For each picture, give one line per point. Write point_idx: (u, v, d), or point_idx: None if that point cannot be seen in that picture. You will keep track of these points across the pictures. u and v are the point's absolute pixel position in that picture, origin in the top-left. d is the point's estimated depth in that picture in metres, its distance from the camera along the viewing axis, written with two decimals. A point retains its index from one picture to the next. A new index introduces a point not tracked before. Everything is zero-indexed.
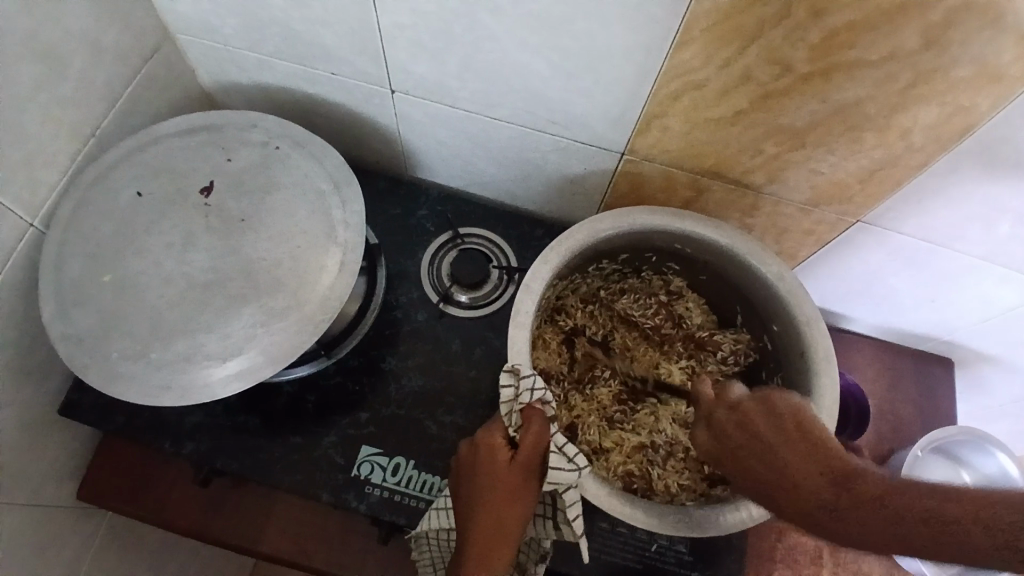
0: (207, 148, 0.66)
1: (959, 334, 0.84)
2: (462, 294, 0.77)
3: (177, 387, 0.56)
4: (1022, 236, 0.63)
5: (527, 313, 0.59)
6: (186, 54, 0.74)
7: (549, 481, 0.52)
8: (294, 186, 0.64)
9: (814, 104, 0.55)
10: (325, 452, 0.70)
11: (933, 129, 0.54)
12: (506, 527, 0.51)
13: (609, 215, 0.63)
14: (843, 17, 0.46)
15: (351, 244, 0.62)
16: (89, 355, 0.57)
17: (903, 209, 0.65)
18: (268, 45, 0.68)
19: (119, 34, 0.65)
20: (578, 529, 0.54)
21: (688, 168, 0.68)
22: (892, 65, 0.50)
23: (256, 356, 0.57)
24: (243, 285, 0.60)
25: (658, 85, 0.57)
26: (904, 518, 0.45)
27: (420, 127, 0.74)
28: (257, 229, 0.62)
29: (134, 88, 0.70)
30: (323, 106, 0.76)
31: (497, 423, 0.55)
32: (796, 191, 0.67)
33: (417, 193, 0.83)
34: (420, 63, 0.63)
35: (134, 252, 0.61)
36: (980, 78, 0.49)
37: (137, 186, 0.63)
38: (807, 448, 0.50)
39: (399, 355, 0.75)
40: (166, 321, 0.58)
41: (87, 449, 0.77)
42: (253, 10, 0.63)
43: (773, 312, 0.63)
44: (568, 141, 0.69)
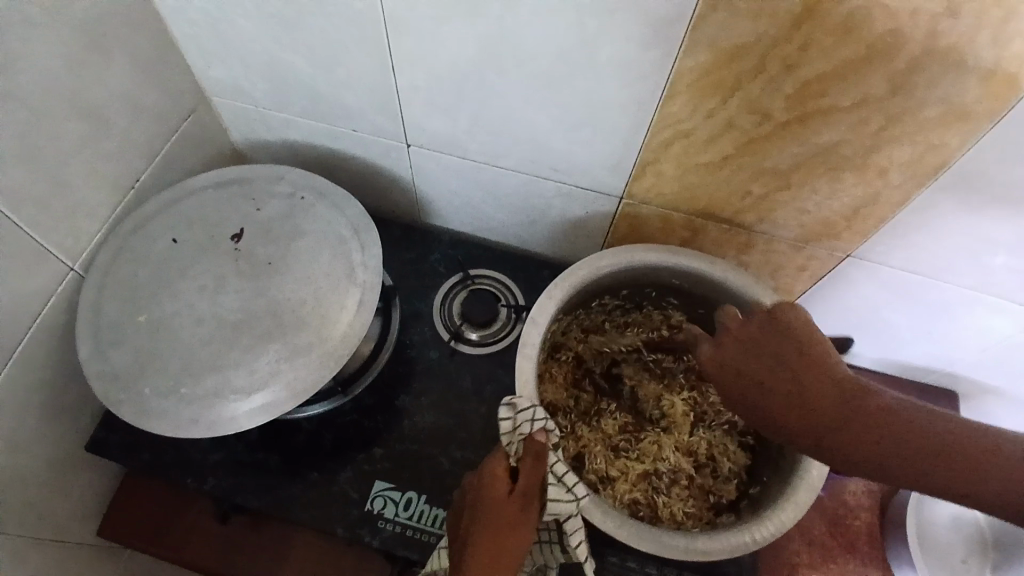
0: (237, 199, 0.72)
1: (960, 366, 0.86)
2: (473, 332, 0.81)
3: (204, 421, 0.59)
4: (1008, 266, 0.65)
5: (534, 345, 0.63)
6: (219, 115, 0.81)
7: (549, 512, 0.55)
8: (316, 232, 0.69)
9: (795, 147, 0.59)
10: (340, 487, 0.72)
11: (908, 166, 0.58)
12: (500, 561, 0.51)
13: (609, 253, 0.67)
14: (813, 69, 0.51)
15: (369, 284, 0.66)
16: (123, 390, 0.61)
17: (889, 243, 0.68)
18: (295, 106, 0.74)
19: (161, 98, 0.72)
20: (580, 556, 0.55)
21: (683, 210, 0.72)
22: (863, 110, 0.54)
23: (278, 390, 0.60)
24: (269, 325, 0.64)
25: (651, 134, 0.62)
26: (922, 454, 0.44)
27: (433, 177, 0.80)
28: (282, 272, 0.67)
29: (171, 146, 0.76)
30: (342, 160, 0.82)
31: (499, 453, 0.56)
32: (787, 229, 0.70)
33: (429, 238, 0.88)
34: (432, 118, 0.69)
35: (169, 294, 0.65)
36: (947, 118, 0.53)
37: (173, 235, 0.69)
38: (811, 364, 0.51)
39: (413, 392, 0.78)
40: (196, 358, 0.62)
41: (111, 486, 0.80)
42: (283, 75, 0.70)
43: None
44: (570, 187, 0.74)
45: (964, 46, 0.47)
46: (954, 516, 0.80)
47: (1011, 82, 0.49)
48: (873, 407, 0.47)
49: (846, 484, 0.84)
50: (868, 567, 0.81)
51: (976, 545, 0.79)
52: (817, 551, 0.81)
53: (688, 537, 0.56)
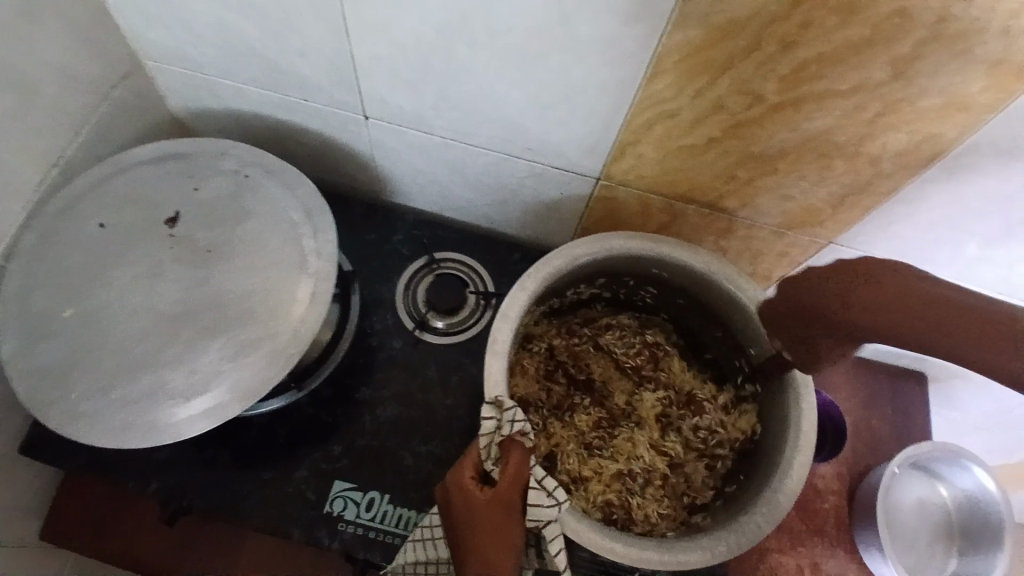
0: (174, 176, 0.64)
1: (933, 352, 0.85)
2: (439, 320, 0.76)
3: (139, 428, 0.54)
4: (988, 257, 0.64)
5: (504, 341, 0.57)
6: (156, 81, 0.72)
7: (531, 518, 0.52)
8: (264, 215, 0.63)
9: (785, 133, 0.55)
10: (297, 487, 0.68)
11: (901, 155, 0.55)
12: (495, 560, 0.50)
13: (585, 241, 0.62)
14: (812, 50, 0.47)
15: (323, 273, 0.60)
16: (52, 393, 0.55)
17: (872, 232, 0.65)
18: (240, 72, 0.66)
19: (87, 62, 0.63)
20: (562, 564, 0.52)
21: (663, 194, 0.68)
22: (860, 96, 0.50)
23: (224, 393, 0.55)
24: (212, 320, 0.58)
25: (633, 114, 0.57)
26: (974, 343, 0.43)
27: (394, 153, 0.73)
28: (226, 259, 0.60)
29: (101, 115, 0.68)
30: (296, 133, 0.75)
31: (471, 458, 0.53)
32: (769, 216, 0.67)
33: (392, 218, 0.82)
34: (392, 91, 0.63)
35: (99, 285, 0.59)
36: (948, 107, 0.49)
37: (101, 217, 0.61)
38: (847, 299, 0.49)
39: (374, 384, 0.73)
40: (131, 357, 0.56)
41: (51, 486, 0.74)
42: (225, 38, 0.62)
43: (750, 336, 0.62)
44: (544, 167, 0.68)
45: (976, 33, 0.43)
46: (920, 500, 0.82)
47: (1018, 73, 0.45)
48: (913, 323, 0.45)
49: (815, 469, 0.84)
50: (835, 550, 0.81)
51: (941, 532, 0.81)
52: (787, 535, 0.81)
53: (661, 545, 0.53)
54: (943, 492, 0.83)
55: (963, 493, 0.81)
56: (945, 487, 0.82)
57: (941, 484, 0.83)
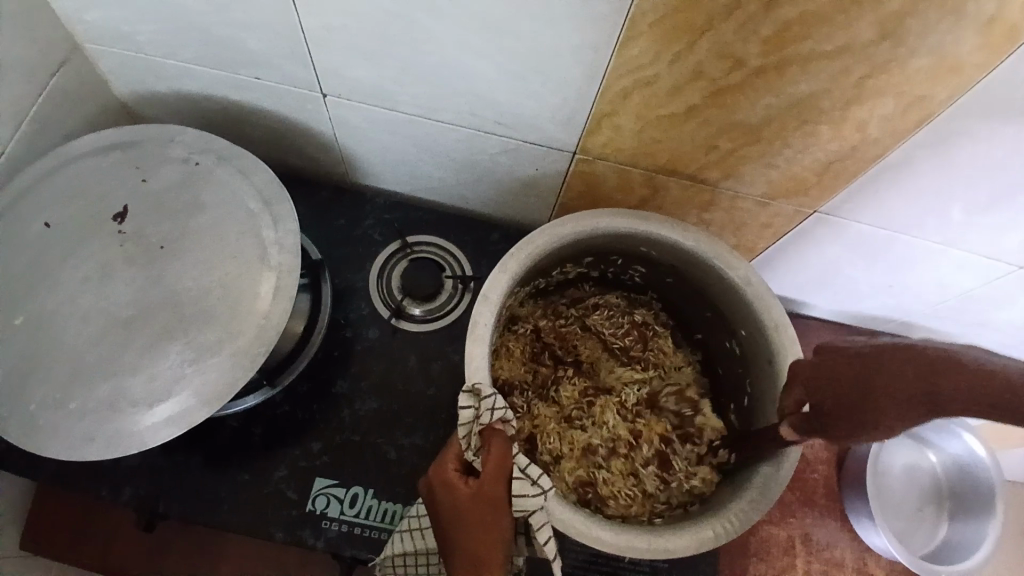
0: (121, 168, 0.60)
1: (917, 316, 0.85)
2: (416, 307, 0.73)
3: (101, 438, 0.51)
4: (977, 223, 0.62)
5: (485, 326, 0.54)
6: (98, 65, 0.67)
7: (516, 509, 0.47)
8: (220, 205, 0.59)
9: (769, 99, 0.53)
10: (277, 487, 0.66)
11: (890, 119, 0.53)
12: (483, 556, 0.46)
13: (570, 220, 0.59)
14: (796, 9, 0.44)
15: (286, 265, 0.57)
16: (5, 405, 0.52)
17: (859, 200, 0.63)
18: (185, 50, 0.62)
19: (18, 47, 0.59)
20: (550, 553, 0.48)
21: (642, 166, 0.65)
22: (848, 58, 0.47)
23: (187, 398, 0.52)
24: (169, 321, 0.55)
25: (608, 83, 0.54)
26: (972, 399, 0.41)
27: (359, 133, 0.70)
28: (182, 256, 0.57)
29: (41, 106, 0.63)
30: (253, 115, 0.71)
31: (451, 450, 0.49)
32: (753, 185, 0.64)
33: (362, 202, 0.79)
34: (350, 64, 0.59)
35: (47, 288, 0.55)
36: (939, 67, 0.47)
37: (46, 216, 0.57)
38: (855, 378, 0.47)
39: (351, 377, 0.71)
40: (85, 365, 0.53)
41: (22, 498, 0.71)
42: (167, 16, 0.57)
43: (740, 316, 0.60)
44: (517, 142, 0.65)
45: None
46: (908, 466, 0.82)
47: (1013, 29, 0.43)
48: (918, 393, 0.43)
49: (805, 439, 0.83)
50: (825, 519, 0.81)
51: (932, 498, 0.81)
52: (778, 507, 0.80)
53: (648, 531, 0.51)
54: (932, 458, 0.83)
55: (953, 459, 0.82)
56: (933, 452, 0.83)
57: (929, 449, 0.83)
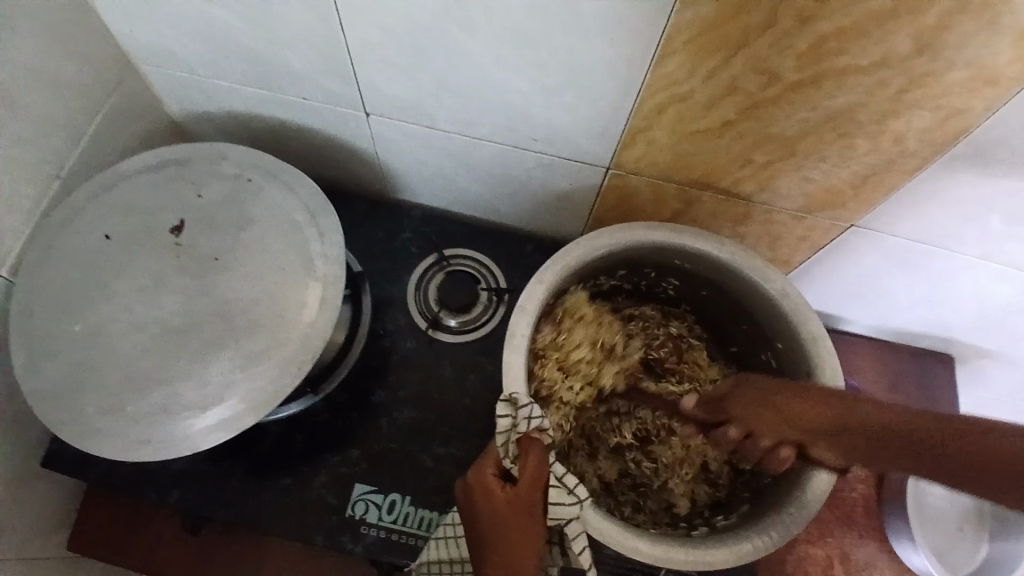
0: (176, 184, 0.63)
1: (957, 330, 0.83)
2: (452, 318, 0.75)
3: (155, 442, 0.53)
4: (1020, 236, 0.61)
5: (523, 336, 0.55)
6: (151, 85, 0.71)
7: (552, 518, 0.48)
8: (268, 219, 0.61)
9: (804, 113, 0.53)
10: (317, 493, 0.68)
11: (928, 132, 0.53)
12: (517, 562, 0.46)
13: (606, 231, 0.59)
14: (832, 23, 0.45)
15: (331, 277, 0.59)
16: (64, 410, 0.54)
17: (897, 211, 0.63)
18: (235, 71, 0.65)
19: (79, 68, 0.62)
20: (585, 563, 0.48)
21: (676, 180, 0.66)
22: (885, 71, 0.48)
23: (238, 404, 0.54)
24: (218, 330, 0.57)
25: (643, 98, 0.55)
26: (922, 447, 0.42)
27: (399, 149, 0.72)
28: (231, 267, 0.59)
29: (99, 124, 0.67)
30: (296, 131, 0.74)
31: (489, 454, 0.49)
32: (789, 199, 0.65)
33: (399, 215, 0.81)
34: (391, 82, 0.61)
35: (105, 297, 0.58)
36: (977, 80, 0.47)
37: (105, 228, 0.61)
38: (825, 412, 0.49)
39: (389, 387, 0.72)
40: (140, 371, 0.55)
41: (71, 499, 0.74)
42: (219, 37, 0.61)
43: (778, 329, 0.60)
44: (552, 157, 0.67)
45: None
46: None
47: None
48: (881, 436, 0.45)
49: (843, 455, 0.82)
50: (864, 539, 0.79)
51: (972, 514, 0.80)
52: (816, 526, 0.79)
53: (687, 544, 0.50)
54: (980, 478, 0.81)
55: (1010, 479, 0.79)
56: None
57: None
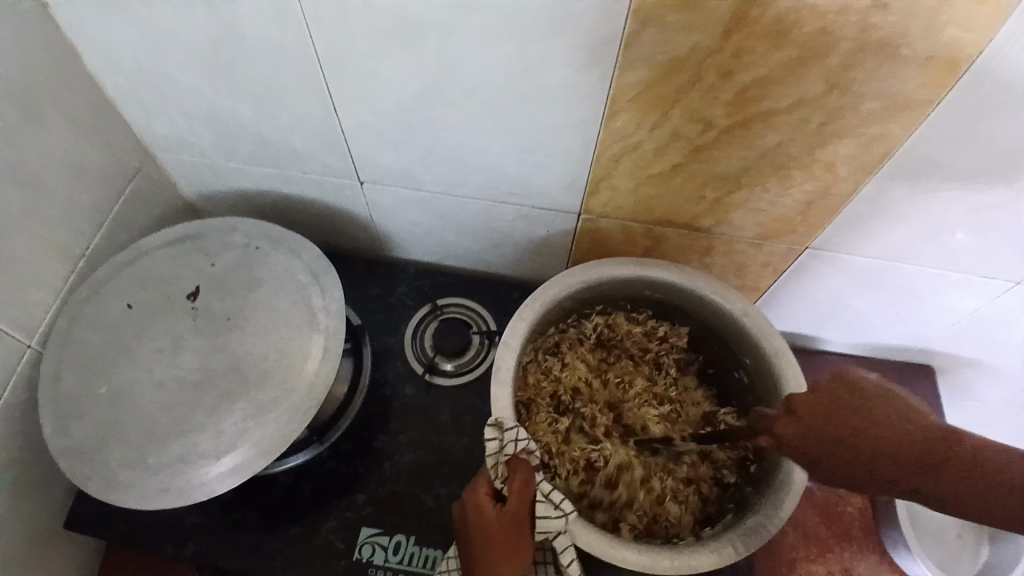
0: (190, 255, 0.70)
1: (932, 342, 0.87)
2: (448, 362, 0.80)
3: (174, 489, 0.57)
4: (969, 244, 0.67)
5: (508, 368, 0.60)
6: (166, 170, 0.79)
7: (539, 531, 0.52)
8: (274, 281, 0.68)
9: (741, 151, 0.60)
10: (326, 538, 0.71)
11: (856, 158, 0.59)
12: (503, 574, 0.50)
13: (579, 269, 0.66)
14: (749, 75, 0.52)
15: (332, 329, 0.65)
16: (88, 465, 0.59)
17: (846, 232, 0.69)
18: (242, 154, 0.73)
19: (102, 158, 0.70)
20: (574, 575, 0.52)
21: (642, 221, 0.72)
22: (804, 110, 0.54)
23: (248, 450, 0.59)
24: (231, 382, 0.62)
25: (600, 150, 0.62)
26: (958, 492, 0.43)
27: (391, 211, 0.79)
28: (241, 325, 0.65)
29: (120, 207, 0.74)
30: (297, 203, 0.81)
31: (481, 476, 0.53)
32: (745, 229, 0.71)
33: (395, 271, 0.87)
34: (379, 153, 0.69)
35: (127, 360, 0.64)
36: (891, 106, 0.53)
37: (127, 298, 0.67)
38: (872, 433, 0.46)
39: (391, 432, 0.76)
40: (161, 425, 0.60)
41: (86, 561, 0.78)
42: (224, 124, 0.69)
43: (743, 345, 0.66)
44: (528, 209, 0.73)
45: (901, 35, 0.47)
46: None
47: (951, 64, 0.49)
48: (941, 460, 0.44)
49: None
50: (865, 553, 0.81)
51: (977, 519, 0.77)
52: (814, 543, 0.81)
53: (671, 550, 0.54)
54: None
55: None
56: None
57: None
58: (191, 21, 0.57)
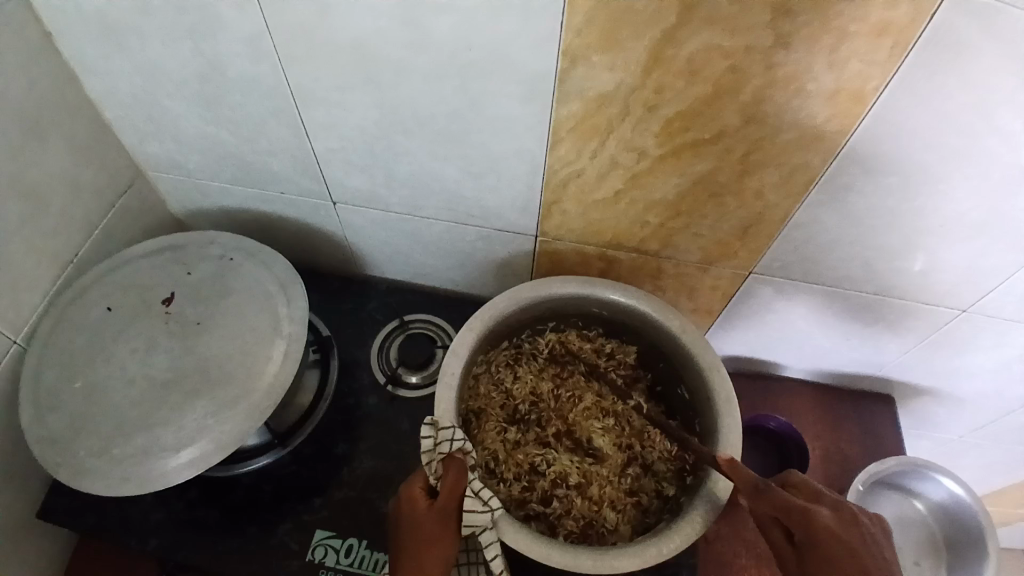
0: (171, 264, 0.75)
1: (888, 369, 0.89)
2: (412, 374, 0.83)
3: (134, 478, 0.61)
4: (904, 269, 0.71)
5: (454, 374, 0.65)
6: (157, 187, 0.85)
7: (466, 525, 0.56)
8: (245, 290, 0.73)
9: (676, 179, 0.64)
10: (281, 539, 0.74)
11: (781, 187, 0.63)
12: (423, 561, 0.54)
13: (528, 285, 0.70)
14: (671, 108, 0.57)
15: (295, 335, 0.69)
16: (58, 454, 0.63)
17: (785, 257, 0.73)
18: (225, 174, 0.79)
19: (97, 173, 0.76)
20: (496, 569, 0.57)
21: (595, 244, 0.76)
22: (726, 141, 0.59)
23: (207, 444, 0.62)
24: (197, 381, 0.66)
25: (547, 176, 0.67)
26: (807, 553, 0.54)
27: (363, 231, 0.84)
28: (211, 330, 0.70)
29: (110, 219, 0.80)
30: (277, 221, 0.86)
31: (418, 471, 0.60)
32: (690, 253, 0.75)
33: (368, 288, 0.92)
34: (348, 176, 0.74)
35: (103, 358, 0.68)
36: (806, 138, 0.57)
37: (107, 302, 0.72)
38: (798, 518, 0.55)
39: (352, 439, 0.80)
40: (130, 418, 0.64)
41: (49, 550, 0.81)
42: (207, 146, 0.75)
43: (684, 363, 0.70)
44: (488, 230, 0.78)
45: (804, 74, 0.52)
46: (899, 517, 0.84)
47: (856, 98, 0.53)
48: (825, 532, 0.54)
49: None
50: None
51: (933, 540, 0.83)
52: None
53: (595, 551, 0.58)
54: (929, 496, 0.83)
55: (896, 461, 0.81)
56: (920, 500, 0.84)
57: (914, 498, 0.85)
58: (177, 54, 0.63)
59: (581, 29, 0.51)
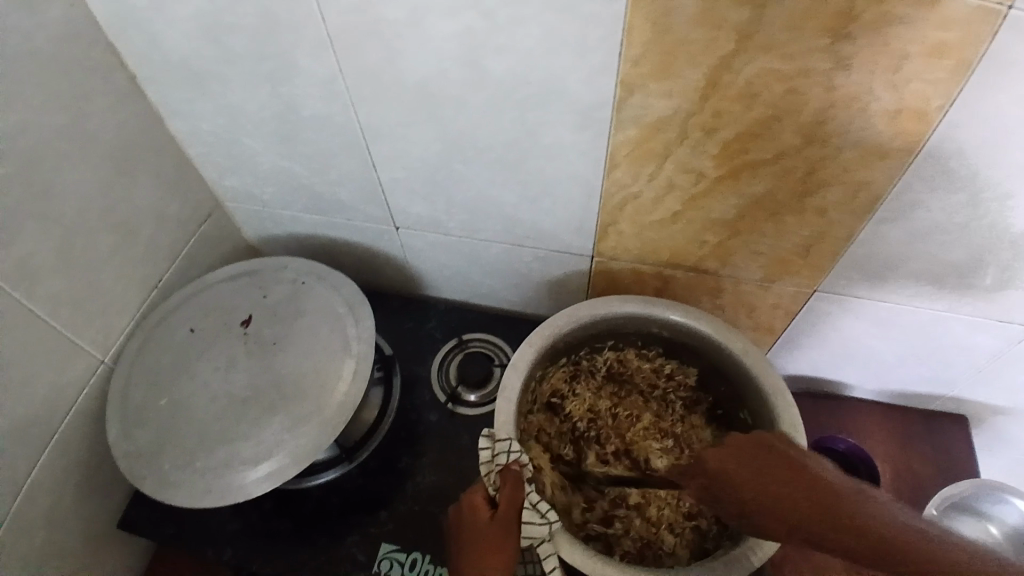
0: (247, 287, 0.80)
1: (960, 387, 0.85)
2: (470, 393, 0.86)
3: (216, 489, 0.65)
4: (975, 284, 0.68)
5: (513, 388, 0.66)
6: (234, 217, 0.91)
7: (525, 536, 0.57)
8: (317, 311, 0.77)
9: (734, 199, 0.65)
10: (348, 550, 0.76)
11: (844, 205, 0.63)
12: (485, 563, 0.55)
13: (587, 303, 0.72)
14: (729, 131, 0.58)
15: (362, 354, 0.72)
16: (145, 466, 0.67)
17: (847, 275, 0.71)
18: (297, 205, 0.84)
19: (180, 206, 0.82)
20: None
21: (651, 263, 0.77)
22: (786, 161, 0.59)
23: (283, 458, 0.66)
24: (275, 396, 0.70)
25: (604, 199, 0.69)
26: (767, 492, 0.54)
27: (423, 254, 0.87)
28: (285, 350, 0.74)
29: (191, 247, 0.86)
30: (343, 245, 0.91)
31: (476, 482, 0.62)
32: (749, 271, 0.75)
33: (428, 308, 0.95)
34: (411, 203, 0.77)
35: (187, 376, 0.73)
36: (868, 156, 0.57)
37: (190, 324, 0.77)
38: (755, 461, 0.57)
39: (414, 454, 0.82)
40: (212, 431, 0.69)
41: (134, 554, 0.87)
42: (282, 178, 0.79)
43: (747, 386, 0.69)
44: (544, 251, 0.80)
45: (865, 94, 0.52)
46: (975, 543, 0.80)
47: (919, 116, 0.52)
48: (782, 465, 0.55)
49: None
50: None
51: None
52: None
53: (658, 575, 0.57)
54: (1004, 519, 0.80)
55: (970, 483, 0.78)
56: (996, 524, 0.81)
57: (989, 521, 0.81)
58: (257, 96, 0.68)
59: (638, 60, 0.53)
